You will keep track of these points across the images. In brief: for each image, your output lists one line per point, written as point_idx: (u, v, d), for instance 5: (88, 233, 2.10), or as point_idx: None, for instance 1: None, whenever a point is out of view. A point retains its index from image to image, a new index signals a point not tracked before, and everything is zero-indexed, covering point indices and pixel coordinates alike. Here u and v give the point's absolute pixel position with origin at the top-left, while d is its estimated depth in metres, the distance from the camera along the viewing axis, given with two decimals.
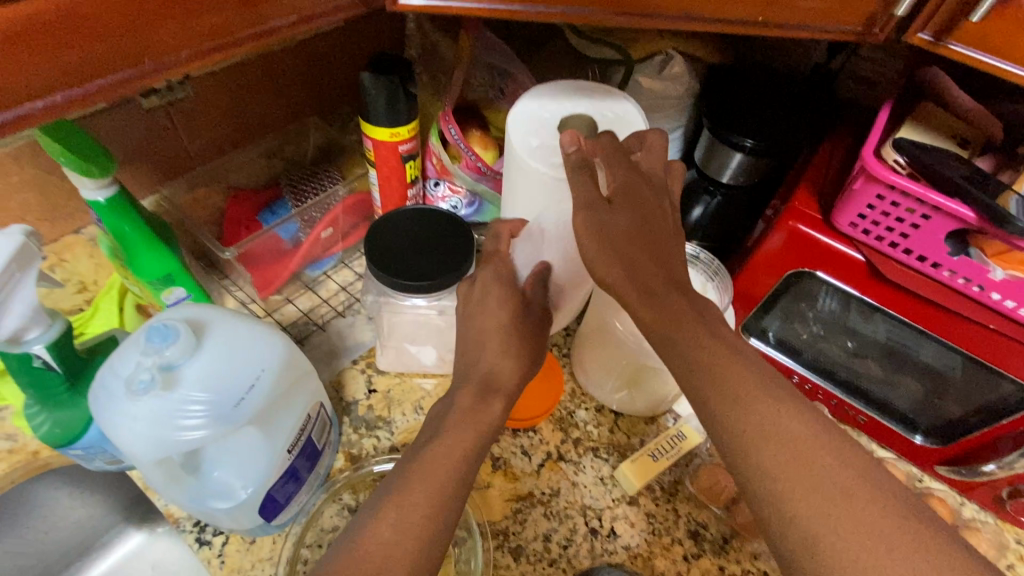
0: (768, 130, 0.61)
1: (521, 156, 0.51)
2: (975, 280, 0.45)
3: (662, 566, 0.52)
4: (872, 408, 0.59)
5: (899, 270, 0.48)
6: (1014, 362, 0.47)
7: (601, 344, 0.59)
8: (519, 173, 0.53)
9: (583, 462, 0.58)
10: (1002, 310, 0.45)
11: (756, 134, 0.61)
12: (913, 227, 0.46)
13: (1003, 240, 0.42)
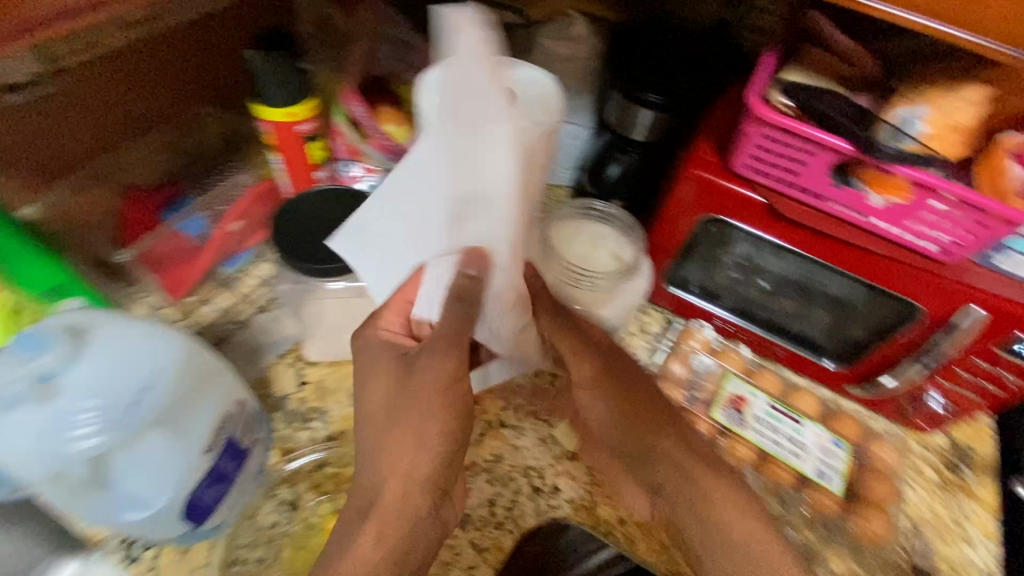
0: (673, 82, 0.63)
1: None
2: (858, 208, 0.48)
3: (604, 513, 0.55)
4: (788, 341, 0.63)
5: (793, 206, 0.51)
6: (899, 282, 0.51)
7: None
8: None
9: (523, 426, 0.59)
10: (882, 234, 0.49)
11: (660, 89, 0.62)
12: (801, 163, 0.48)
13: (877, 168, 0.45)
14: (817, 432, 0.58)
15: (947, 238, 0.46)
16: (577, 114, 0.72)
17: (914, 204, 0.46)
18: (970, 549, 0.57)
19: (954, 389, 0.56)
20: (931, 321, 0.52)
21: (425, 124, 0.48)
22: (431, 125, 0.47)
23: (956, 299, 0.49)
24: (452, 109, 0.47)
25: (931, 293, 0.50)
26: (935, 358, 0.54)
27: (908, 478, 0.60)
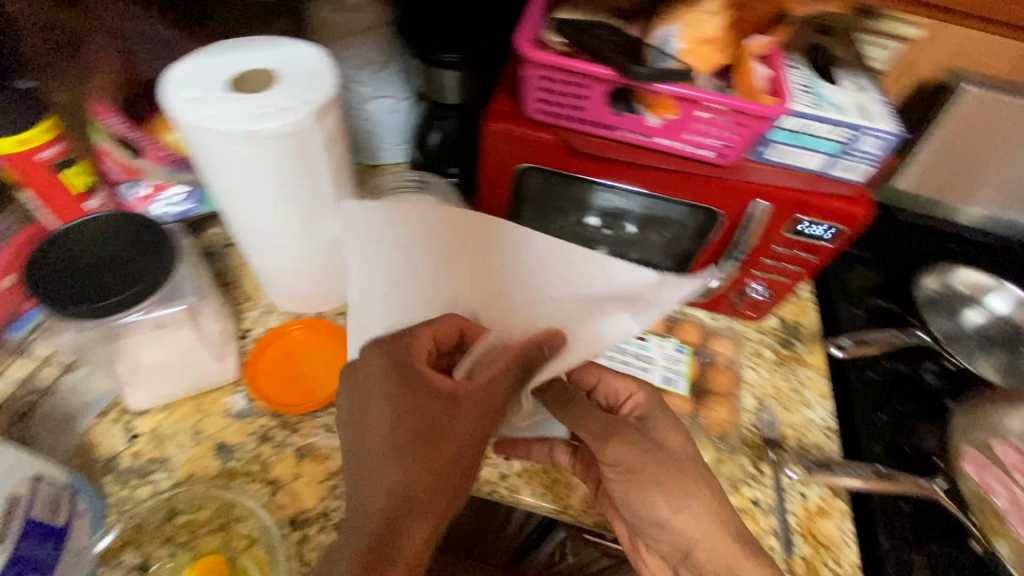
0: (467, 38, 0.62)
1: (199, 133, 0.42)
2: (641, 131, 0.51)
3: (485, 475, 0.55)
4: None
5: (588, 140, 0.53)
6: (697, 192, 0.55)
7: None
8: (211, 151, 0.44)
9: None
10: (668, 150, 0.52)
11: (457, 46, 0.61)
12: (581, 98, 0.49)
13: (645, 89, 0.48)
14: (660, 344, 0.63)
15: (719, 142, 0.51)
16: (388, 87, 0.70)
17: (683, 117, 0.49)
18: (809, 410, 0.65)
19: (766, 276, 0.62)
20: (732, 221, 0.57)
21: (180, 127, 0.43)
22: (186, 125, 0.42)
23: (742, 196, 0.54)
24: (205, 103, 0.42)
25: (722, 196, 0.55)
26: (743, 252, 0.59)
27: (749, 363, 0.67)
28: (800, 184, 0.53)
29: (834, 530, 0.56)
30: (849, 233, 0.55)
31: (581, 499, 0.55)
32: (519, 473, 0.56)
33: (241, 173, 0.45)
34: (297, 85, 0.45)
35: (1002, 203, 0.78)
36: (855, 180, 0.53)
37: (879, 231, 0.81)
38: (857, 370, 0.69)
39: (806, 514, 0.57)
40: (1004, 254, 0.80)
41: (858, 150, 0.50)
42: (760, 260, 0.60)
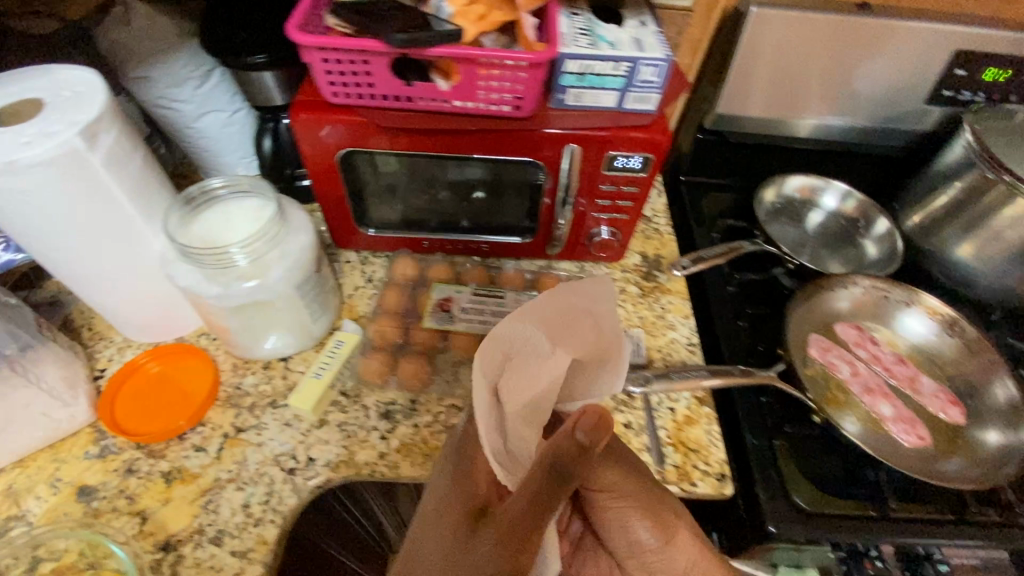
0: (273, 40, 0.63)
1: None
2: (436, 97, 0.52)
3: (364, 458, 0.56)
4: (485, 235, 0.69)
5: (392, 115, 0.54)
6: (510, 147, 0.57)
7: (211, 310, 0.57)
8: None
9: (264, 420, 0.58)
10: (469, 112, 0.54)
11: (264, 48, 0.61)
12: (368, 74, 0.50)
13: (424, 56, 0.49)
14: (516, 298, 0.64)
15: (512, 97, 0.52)
16: (213, 101, 0.70)
17: (469, 77, 0.50)
18: (673, 332, 0.70)
19: (604, 215, 0.66)
20: (553, 169, 0.59)
21: None
22: None
23: (551, 144, 0.57)
24: None
25: (535, 147, 0.57)
26: (573, 196, 0.62)
27: None
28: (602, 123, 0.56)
29: (701, 435, 0.60)
30: (658, 161, 0.58)
31: None
32: (399, 449, 0.57)
33: (22, 207, 0.44)
34: (66, 108, 0.44)
35: (836, 111, 0.80)
36: (651, 110, 0.56)
37: (723, 157, 0.85)
38: (714, 286, 0.74)
39: (675, 426, 0.61)
40: (850, 158, 0.83)
41: (641, 81, 0.53)
42: (593, 201, 0.63)
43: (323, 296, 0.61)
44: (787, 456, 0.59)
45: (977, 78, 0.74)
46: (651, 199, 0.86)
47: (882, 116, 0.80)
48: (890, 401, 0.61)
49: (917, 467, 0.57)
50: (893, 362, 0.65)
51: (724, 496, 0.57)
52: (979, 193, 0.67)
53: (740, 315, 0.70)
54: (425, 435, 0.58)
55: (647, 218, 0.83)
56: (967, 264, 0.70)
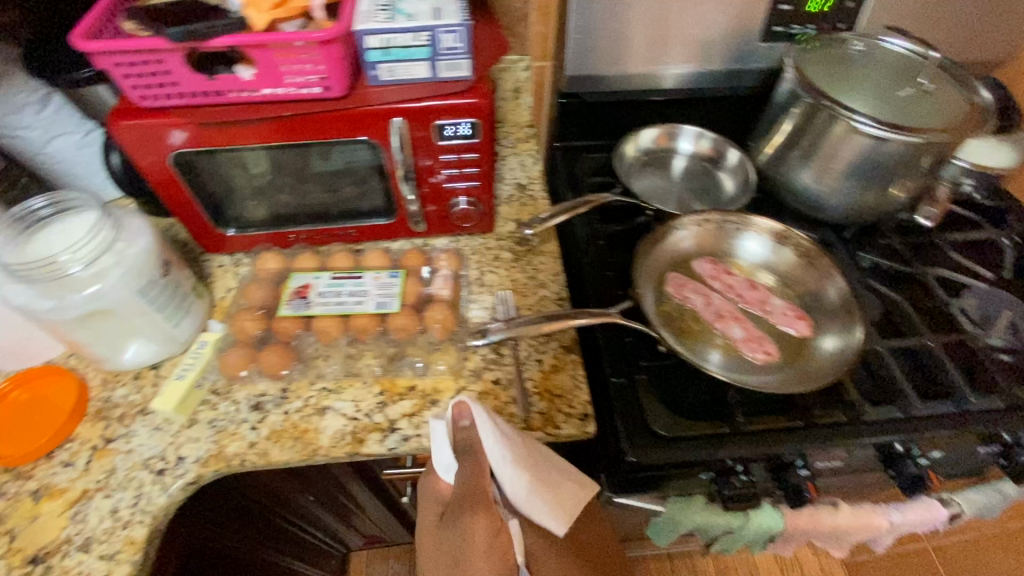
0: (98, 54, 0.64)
1: None
2: (241, 88, 0.54)
3: (233, 450, 0.57)
4: (349, 220, 0.71)
5: (204, 111, 0.55)
6: (335, 129, 0.58)
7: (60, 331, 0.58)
8: None
9: (134, 427, 0.59)
10: (278, 98, 0.55)
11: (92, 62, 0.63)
12: (165, 73, 0.52)
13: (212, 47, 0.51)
14: (374, 276, 0.65)
15: (315, 78, 0.54)
16: (60, 121, 0.68)
17: (264, 63, 0.52)
18: (544, 289, 0.72)
19: (454, 185, 0.67)
20: (387, 146, 0.61)
21: None
22: None
23: (371, 120, 0.58)
24: None
25: (356, 126, 0.58)
26: (412, 170, 0.64)
27: (487, 269, 0.74)
28: (419, 94, 0.57)
29: (566, 380, 0.63)
30: (484, 124, 0.60)
31: (331, 438, 0.58)
32: (268, 436, 0.58)
33: None
34: None
35: (685, 57, 0.84)
36: (466, 76, 0.58)
37: (590, 116, 0.87)
38: (584, 242, 0.76)
39: (542, 376, 0.63)
40: (708, 103, 0.87)
41: (445, 49, 0.55)
42: (438, 173, 0.65)
43: (180, 299, 0.61)
44: (647, 389, 0.62)
45: (803, 11, 0.78)
46: (528, 168, 0.88)
47: (727, 58, 0.84)
48: (741, 323, 0.64)
49: (760, 381, 0.61)
50: (744, 287, 0.68)
51: (588, 434, 0.60)
52: (811, 119, 0.70)
53: (607, 265, 0.73)
54: (295, 420, 0.59)
55: (523, 186, 0.85)
56: (813, 189, 0.74)
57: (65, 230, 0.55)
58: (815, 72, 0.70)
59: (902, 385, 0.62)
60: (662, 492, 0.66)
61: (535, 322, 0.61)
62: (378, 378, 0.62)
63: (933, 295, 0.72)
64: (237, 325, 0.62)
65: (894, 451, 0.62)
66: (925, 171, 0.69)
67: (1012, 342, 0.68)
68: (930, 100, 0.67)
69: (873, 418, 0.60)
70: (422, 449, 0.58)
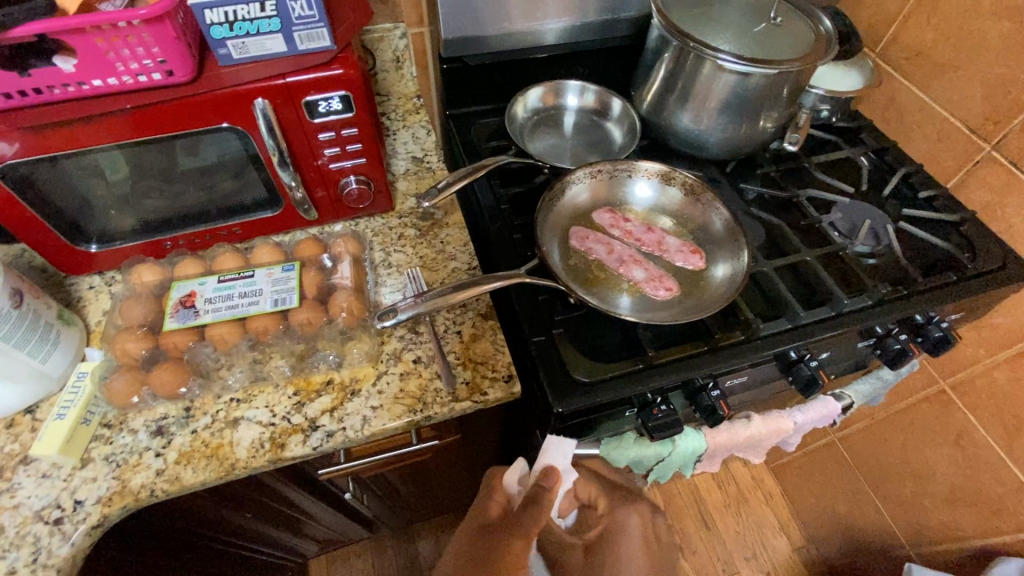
0: None
1: None
2: (68, 81, 0.48)
3: (140, 481, 0.53)
4: (230, 217, 0.66)
5: (29, 113, 0.49)
6: (190, 117, 0.53)
7: None
8: None
9: (17, 480, 0.53)
10: (117, 90, 0.50)
11: None
12: None
13: (17, 38, 0.44)
14: (267, 273, 0.61)
15: (153, 63, 0.49)
16: None
17: (86, 51, 0.46)
18: (453, 262, 0.72)
19: (340, 164, 0.64)
20: (254, 131, 0.57)
21: None
22: None
23: (230, 103, 0.54)
24: None
25: (215, 112, 0.54)
26: (289, 155, 0.59)
27: (393, 249, 0.72)
28: (278, 71, 0.54)
29: (487, 346, 0.63)
30: (358, 97, 0.57)
31: (249, 449, 0.55)
32: (177, 460, 0.54)
33: None
34: None
35: (560, 11, 0.84)
36: (328, 46, 0.55)
37: (476, 80, 0.86)
38: (487, 209, 0.76)
39: (462, 346, 0.63)
40: (589, 57, 0.89)
41: (297, 18, 0.51)
42: (319, 154, 0.61)
43: (44, 330, 0.55)
44: (563, 341, 0.63)
45: None
46: (421, 140, 0.86)
47: (600, 7, 0.85)
48: (642, 265, 0.67)
49: (667, 315, 0.64)
50: (642, 231, 0.71)
51: (514, 394, 0.61)
52: (681, 61, 0.73)
53: (513, 228, 0.73)
54: (205, 437, 0.55)
55: (419, 159, 0.83)
56: (694, 129, 0.78)
57: None
58: (680, 16, 0.73)
59: (789, 298, 0.67)
60: (595, 435, 0.69)
61: (461, 287, 0.60)
62: (291, 378, 0.60)
63: (808, 214, 0.79)
64: (119, 348, 0.57)
65: (789, 358, 0.68)
66: (787, 101, 0.75)
67: (875, 247, 0.76)
68: (782, 33, 0.72)
69: (767, 332, 0.65)
70: (349, 442, 0.57)
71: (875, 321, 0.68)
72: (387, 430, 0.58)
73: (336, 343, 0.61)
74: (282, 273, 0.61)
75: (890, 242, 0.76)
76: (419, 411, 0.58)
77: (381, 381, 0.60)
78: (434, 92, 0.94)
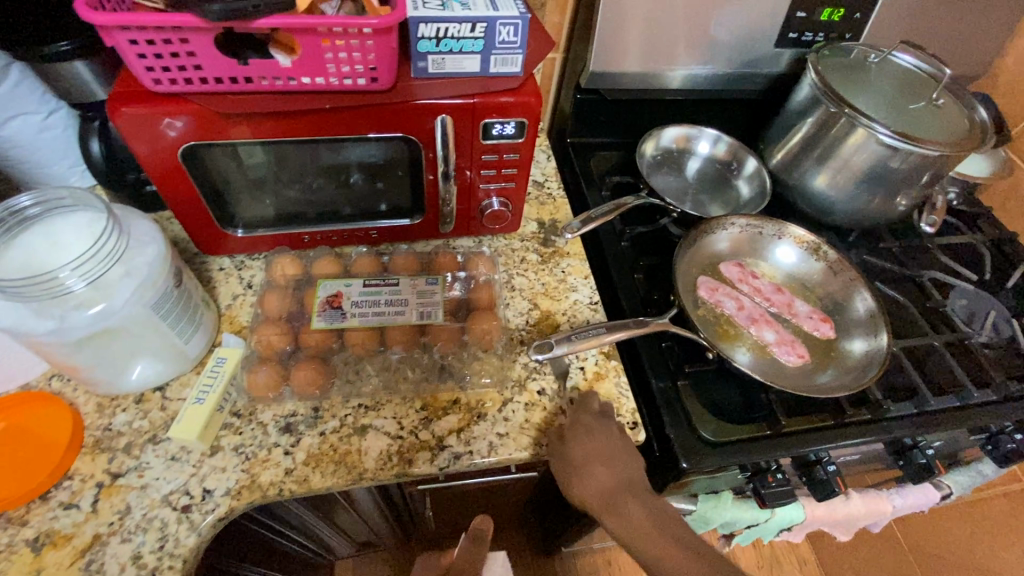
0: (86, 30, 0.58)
1: None
2: (279, 75, 0.49)
3: (268, 478, 0.52)
4: (369, 220, 0.66)
5: (233, 100, 0.50)
6: (376, 122, 0.54)
7: (74, 366, 0.49)
8: None
9: (145, 459, 0.52)
10: (320, 88, 0.50)
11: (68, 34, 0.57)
12: (193, 56, 0.46)
13: (252, 29, 0.45)
14: (412, 283, 0.60)
15: (363, 68, 0.49)
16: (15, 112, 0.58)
17: (309, 49, 0.47)
18: (574, 293, 0.71)
19: (492, 184, 0.64)
20: (427, 141, 0.57)
21: None
22: None
23: (416, 114, 0.54)
24: None
25: (400, 121, 0.54)
26: (452, 169, 0.60)
27: (515, 271, 0.72)
28: (469, 90, 0.54)
29: (612, 389, 0.62)
30: (533, 124, 0.57)
31: (377, 459, 0.54)
32: (306, 461, 0.53)
33: None
34: None
35: (701, 59, 0.83)
36: (518, 73, 0.55)
37: (604, 112, 0.88)
38: (609, 244, 0.76)
39: (587, 384, 0.62)
40: (715, 104, 0.90)
41: (501, 43, 0.52)
42: (477, 172, 0.61)
43: (193, 311, 0.55)
44: (690, 394, 0.62)
45: (815, 19, 0.80)
46: (542, 165, 0.86)
47: (741, 61, 0.84)
48: (772, 327, 0.67)
49: (794, 384, 0.63)
50: (771, 291, 0.70)
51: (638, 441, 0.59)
52: (826, 126, 0.73)
53: (636, 267, 0.73)
54: (334, 441, 0.55)
55: (540, 184, 0.83)
56: (825, 193, 0.77)
57: (85, 221, 0.49)
58: (835, 79, 0.73)
59: (917, 382, 0.66)
60: (696, 491, 0.67)
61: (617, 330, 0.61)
62: (420, 393, 0.59)
63: (930, 296, 0.77)
64: (260, 339, 0.57)
65: (905, 443, 0.66)
66: (930, 180, 0.73)
67: (995, 339, 0.74)
68: (933, 112, 0.72)
69: (894, 414, 0.64)
70: (473, 466, 0.56)
71: (1002, 419, 0.66)
72: (512, 460, 0.56)
73: (464, 362, 0.61)
74: (425, 286, 0.61)
75: (1012, 335, 0.74)
76: (545, 445, 0.57)
77: (507, 408, 0.59)
78: (553, 117, 0.95)
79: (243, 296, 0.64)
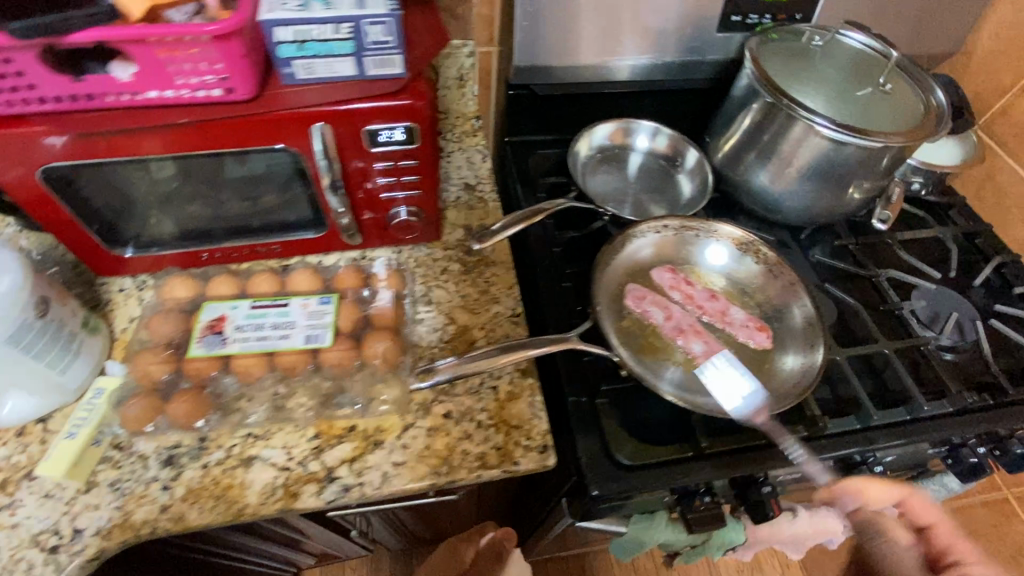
0: None
1: None
2: (120, 91, 0.45)
3: (143, 515, 0.49)
4: (271, 234, 0.62)
5: (79, 118, 0.46)
6: (244, 135, 0.50)
7: None
8: None
9: (18, 497, 0.50)
10: (172, 102, 0.47)
11: None
12: (20, 75, 0.43)
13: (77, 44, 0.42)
14: (302, 304, 0.58)
15: (213, 78, 0.46)
16: None
17: (146, 60, 0.44)
18: (496, 305, 0.67)
19: (394, 193, 0.59)
20: (308, 152, 0.53)
21: None
22: None
23: (286, 125, 0.50)
24: None
25: (269, 133, 0.50)
26: (340, 181, 0.55)
27: (434, 283, 0.68)
28: (344, 95, 0.50)
29: (524, 409, 0.58)
30: (424, 129, 0.53)
31: (260, 493, 0.51)
32: (185, 496, 0.51)
33: None
34: None
35: (638, 48, 0.78)
36: (400, 74, 0.51)
37: (541, 108, 0.82)
38: (537, 249, 0.71)
39: (498, 405, 0.58)
40: (662, 96, 0.83)
41: (372, 43, 0.48)
42: (373, 181, 0.57)
43: (67, 340, 0.53)
44: (607, 413, 0.58)
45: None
46: (476, 166, 0.81)
47: (685, 48, 0.78)
48: (701, 338, 0.62)
49: (722, 404, 0.58)
50: (705, 298, 0.65)
51: (548, 467, 0.55)
52: (769, 118, 0.66)
53: (563, 275, 0.69)
54: (216, 475, 0.52)
55: (471, 187, 0.79)
56: (773, 191, 0.71)
57: None
58: (776, 66, 0.67)
59: (862, 395, 0.61)
60: (624, 514, 0.63)
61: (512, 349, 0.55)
62: (314, 420, 0.55)
63: (887, 298, 0.71)
64: (143, 367, 0.54)
65: (852, 460, 0.61)
66: (885, 171, 0.67)
67: (958, 343, 0.68)
68: (886, 99, 0.66)
69: (833, 431, 0.59)
70: (365, 499, 0.52)
71: (957, 433, 0.60)
72: (407, 491, 0.53)
73: (364, 385, 0.57)
74: (318, 308, 0.58)
75: (977, 339, 0.68)
76: (444, 474, 0.53)
77: (407, 434, 0.56)
78: (495, 114, 0.90)
79: (138, 318, 0.61)
